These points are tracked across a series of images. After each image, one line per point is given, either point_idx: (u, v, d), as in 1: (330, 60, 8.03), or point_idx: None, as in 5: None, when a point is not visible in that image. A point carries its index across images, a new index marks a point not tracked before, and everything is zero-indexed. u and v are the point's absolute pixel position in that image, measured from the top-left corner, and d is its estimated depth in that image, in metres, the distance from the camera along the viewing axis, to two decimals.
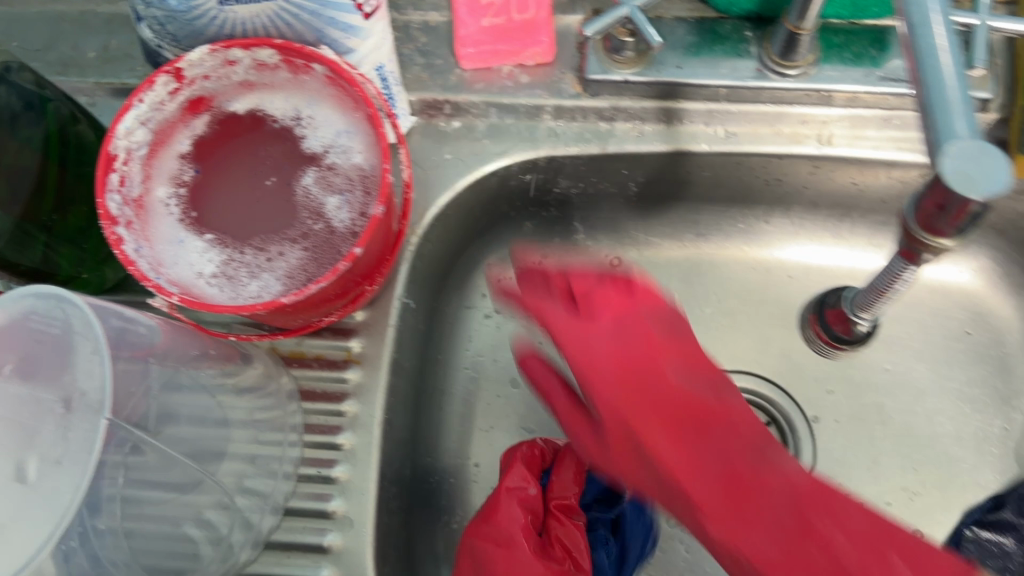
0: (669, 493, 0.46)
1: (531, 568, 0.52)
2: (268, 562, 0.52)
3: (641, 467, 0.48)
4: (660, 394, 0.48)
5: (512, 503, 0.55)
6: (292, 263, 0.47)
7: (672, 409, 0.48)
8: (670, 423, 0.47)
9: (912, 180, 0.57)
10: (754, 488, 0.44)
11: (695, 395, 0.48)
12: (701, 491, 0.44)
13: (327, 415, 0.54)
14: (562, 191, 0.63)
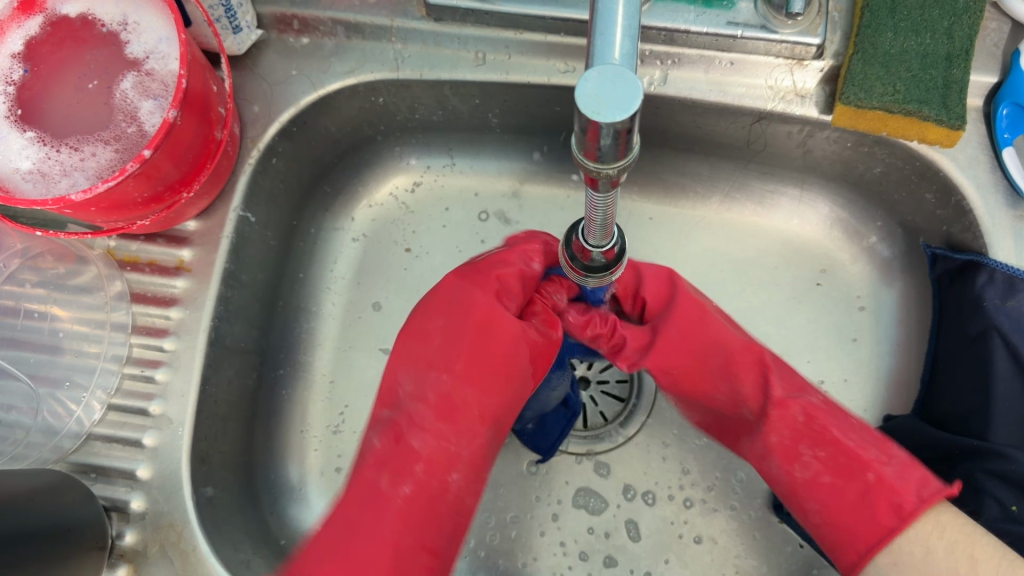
0: (433, 506, 0.45)
1: (509, 336, 0.49)
2: (89, 450, 0.54)
3: (481, 399, 0.48)
4: (501, 403, 0.48)
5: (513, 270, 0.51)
6: (102, 163, 0.49)
7: (506, 370, 0.48)
8: (489, 423, 0.48)
9: (751, 125, 0.58)
10: (449, 507, 0.46)
11: (520, 347, 0.49)
12: (470, 506, 0.47)
13: (157, 318, 0.56)
14: (424, 117, 0.64)
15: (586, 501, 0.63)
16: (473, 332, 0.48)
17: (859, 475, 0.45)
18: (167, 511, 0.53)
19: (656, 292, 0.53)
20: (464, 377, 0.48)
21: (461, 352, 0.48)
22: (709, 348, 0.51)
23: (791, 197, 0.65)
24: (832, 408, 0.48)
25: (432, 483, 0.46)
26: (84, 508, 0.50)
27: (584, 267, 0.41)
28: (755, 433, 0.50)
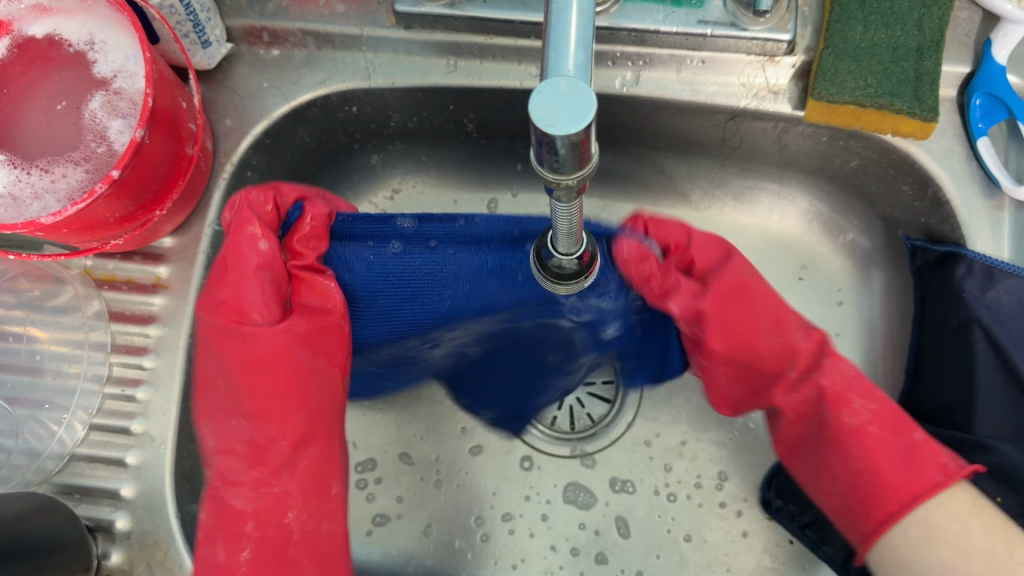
0: (277, 555, 0.45)
1: (276, 350, 0.46)
2: (73, 471, 0.54)
3: (284, 430, 0.46)
4: (288, 417, 0.46)
5: (246, 243, 0.48)
6: (73, 184, 0.49)
7: (287, 384, 0.46)
8: (280, 420, 0.46)
9: (725, 123, 0.58)
10: (306, 543, 0.46)
11: (288, 349, 0.46)
12: (329, 531, 0.47)
13: (135, 336, 0.56)
14: (399, 124, 0.63)
15: (575, 497, 0.63)
16: (261, 368, 0.46)
17: (906, 432, 0.46)
18: (152, 530, 0.53)
19: (708, 252, 0.51)
20: (258, 414, 0.46)
21: (247, 390, 0.46)
22: (739, 328, 0.49)
23: (770, 192, 0.65)
24: (853, 381, 0.49)
25: (269, 535, 0.46)
26: (68, 530, 0.50)
27: (556, 276, 0.41)
28: (793, 389, 0.49)
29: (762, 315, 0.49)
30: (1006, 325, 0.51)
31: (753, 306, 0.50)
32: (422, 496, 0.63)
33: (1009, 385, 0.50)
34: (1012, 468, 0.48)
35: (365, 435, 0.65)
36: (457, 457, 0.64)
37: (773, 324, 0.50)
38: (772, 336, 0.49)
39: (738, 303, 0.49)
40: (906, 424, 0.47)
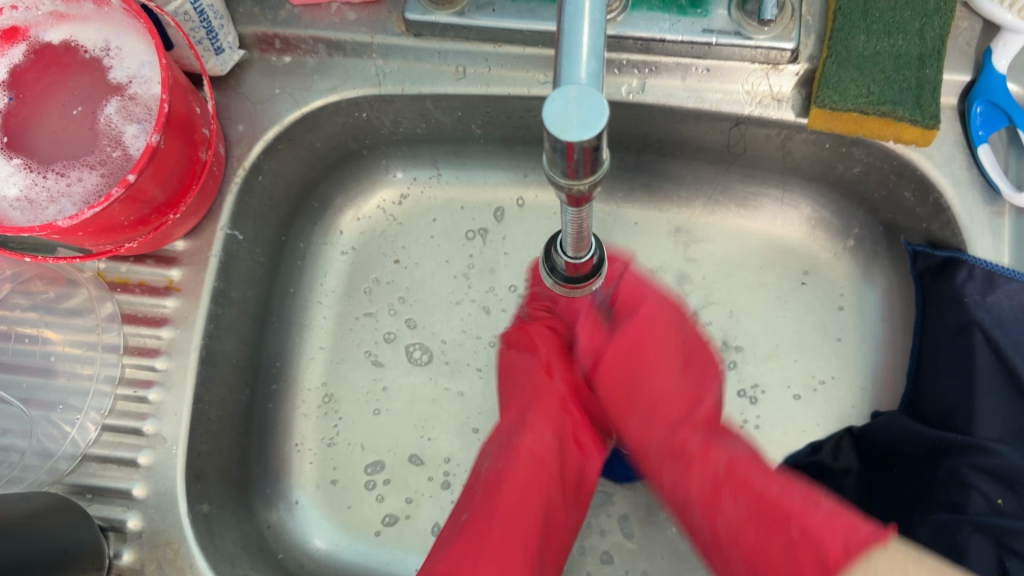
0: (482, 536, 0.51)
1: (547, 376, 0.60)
2: (84, 472, 0.54)
3: (540, 437, 0.57)
4: (543, 405, 0.58)
5: (180, 147, 0.51)
6: (89, 188, 0.50)
7: (550, 403, 0.58)
8: (555, 426, 0.57)
9: (730, 130, 0.58)
10: (491, 550, 0.50)
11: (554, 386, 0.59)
12: (508, 535, 0.51)
13: (147, 338, 0.56)
14: (408, 130, 0.64)
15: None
16: (527, 385, 0.60)
17: (784, 525, 0.44)
18: (164, 530, 0.54)
19: (627, 299, 0.60)
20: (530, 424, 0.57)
21: (535, 404, 0.58)
22: (644, 394, 0.57)
23: (774, 198, 0.65)
24: (746, 463, 0.48)
25: (479, 519, 0.52)
26: (81, 529, 0.51)
27: (566, 279, 0.42)
28: (676, 477, 0.51)
29: (641, 372, 0.58)
30: (1005, 329, 0.52)
31: (626, 353, 0.58)
32: (429, 497, 0.64)
33: (1010, 388, 0.51)
34: (1010, 470, 0.48)
35: (372, 437, 0.65)
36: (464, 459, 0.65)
37: (651, 370, 0.58)
38: (637, 394, 0.57)
39: (634, 358, 0.58)
40: (773, 514, 0.45)
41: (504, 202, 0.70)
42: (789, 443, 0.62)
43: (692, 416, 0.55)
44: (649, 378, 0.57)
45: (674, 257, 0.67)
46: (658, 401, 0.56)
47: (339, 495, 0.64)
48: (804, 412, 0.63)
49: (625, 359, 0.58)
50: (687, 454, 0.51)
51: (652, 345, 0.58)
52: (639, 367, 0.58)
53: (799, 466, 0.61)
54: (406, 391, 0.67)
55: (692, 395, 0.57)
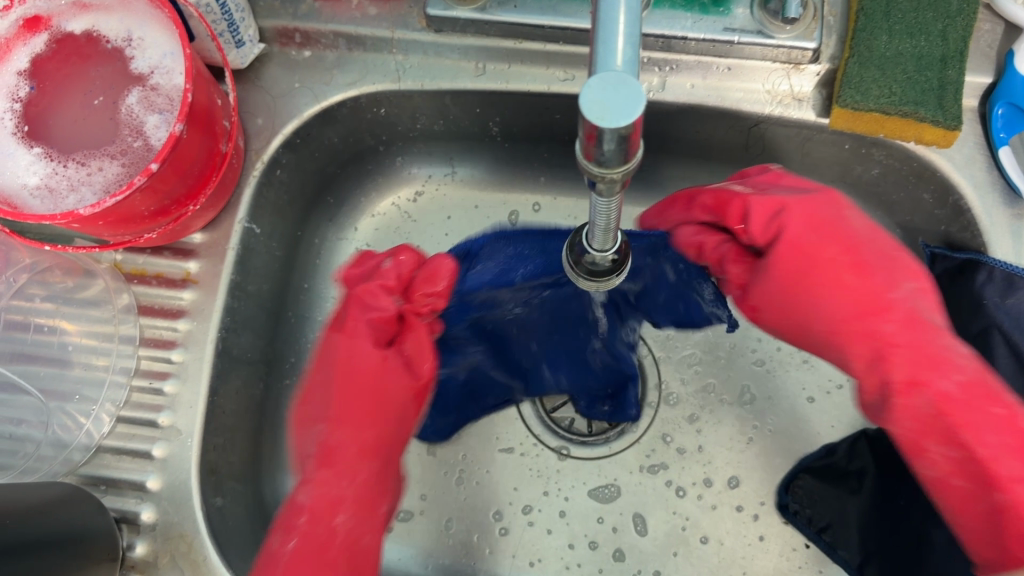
0: (322, 551, 0.44)
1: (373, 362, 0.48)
2: (98, 463, 0.54)
3: (352, 439, 0.47)
4: (384, 432, 0.48)
5: (200, 137, 0.51)
6: (109, 178, 0.50)
7: (373, 403, 0.48)
8: (376, 466, 0.48)
9: (749, 130, 0.58)
10: (346, 553, 0.45)
11: (385, 370, 0.48)
12: (368, 545, 0.47)
13: (164, 330, 0.56)
14: (425, 127, 0.64)
15: (595, 492, 0.63)
16: (359, 404, 0.47)
17: (990, 493, 0.42)
18: (177, 522, 0.53)
19: (764, 211, 0.49)
20: (339, 420, 0.47)
21: (336, 397, 0.48)
22: (819, 311, 0.47)
23: None
24: (969, 394, 0.43)
25: (317, 530, 0.45)
26: (96, 520, 0.51)
27: (588, 273, 0.42)
28: (876, 412, 0.46)
29: (838, 305, 0.46)
30: None
31: (815, 280, 0.47)
32: (442, 493, 0.64)
33: None
34: None
35: None
36: (477, 456, 0.65)
37: (862, 281, 0.46)
38: (822, 313, 0.47)
39: (803, 280, 0.47)
40: (981, 491, 0.42)
41: (518, 206, 0.70)
42: None
43: (925, 372, 0.44)
44: (830, 298, 0.47)
45: None
46: (847, 303, 0.46)
47: None
48: None
49: (788, 278, 0.47)
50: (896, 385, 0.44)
51: (844, 277, 0.46)
52: (813, 286, 0.47)
53: (815, 467, 0.62)
54: None
55: (886, 249, 0.47)
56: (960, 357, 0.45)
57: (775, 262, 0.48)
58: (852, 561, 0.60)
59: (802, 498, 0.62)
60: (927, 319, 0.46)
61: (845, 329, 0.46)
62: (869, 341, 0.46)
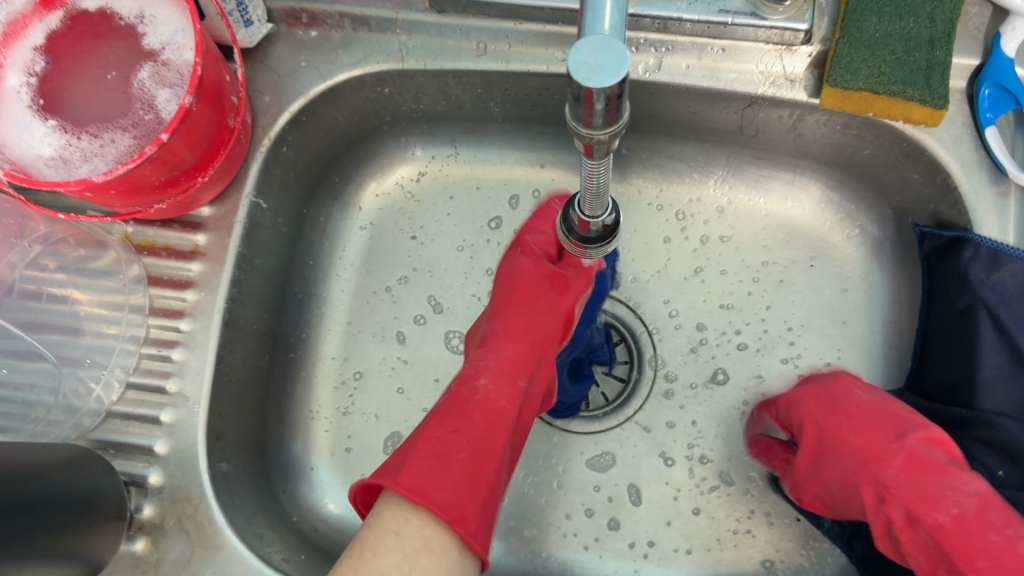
0: (431, 453, 0.46)
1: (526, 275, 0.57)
2: (108, 428, 0.56)
3: (483, 359, 0.53)
4: (531, 319, 0.56)
5: (209, 110, 0.53)
6: (122, 149, 0.52)
7: (538, 298, 0.56)
8: (526, 345, 0.55)
9: (743, 110, 0.60)
10: (443, 445, 0.47)
11: (542, 292, 0.56)
12: (503, 406, 0.50)
13: (172, 300, 0.58)
14: (428, 107, 0.66)
15: (593, 460, 0.65)
16: (522, 309, 0.56)
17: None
18: (184, 486, 0.55)
19: (819, 420, 0.58)
20: (503, 317, 0.56)
21: (511, 293, 0.57)
22: (840, 487, 0.56)
23: (785, 180, 0.67)
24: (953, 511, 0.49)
25: (433, 441, 0.47)
26: (105, 481, 0.53)
27: (582, 238, 0.43)
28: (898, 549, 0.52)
29: (884, 469, 0.53)
30: (1009, 306, 0.53)
31: (867, 428, 0.55)
32: None
33: (1013, 364, 0.53)
34: (1012, 444, 0.51)
35: (387, 407, 0.67)
36: None
37: (910, 459, 0.52)
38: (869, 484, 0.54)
39: (858, 467, 0.55)
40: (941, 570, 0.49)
41: (519, 191, 0.71)
42: None
43: (926, 502, 0.50)
44: (868, 463, 0.54)
45: None
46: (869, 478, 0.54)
47: (353, 463, 0.66)
48: None
49: (847, 468, 0.55)
50: (915, 500, 0.51)
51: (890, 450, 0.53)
52: (877, 465, 0.54)
53: None
54: (421, 363, 0.68)
55: (892, 416, 0.55)
56: (919, 449, 0.53)
57: (829, 442, 0.57)
58: (843, 533, 0.61)
59: None
60: (932, 461, 0.52)
61: (879, 463, 0.54)
62: (894, 491, 0.52)
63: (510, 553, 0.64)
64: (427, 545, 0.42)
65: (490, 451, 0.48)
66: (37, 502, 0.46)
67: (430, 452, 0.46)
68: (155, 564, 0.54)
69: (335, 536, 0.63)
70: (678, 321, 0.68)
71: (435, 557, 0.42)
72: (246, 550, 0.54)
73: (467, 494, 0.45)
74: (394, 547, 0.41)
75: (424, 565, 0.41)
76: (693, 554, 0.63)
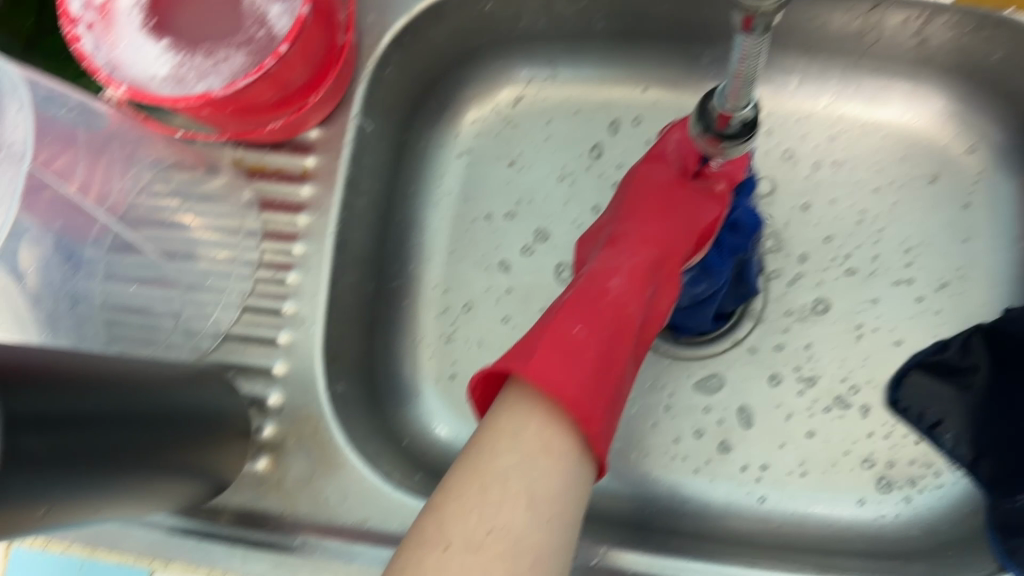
0: (559, 346, 0.45)
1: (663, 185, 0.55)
2: (225, 350, 0.57)
3: (621, 258, 0.51)
4: (669, 229, 0.52)
5: (321, 25, 0.52)
6: (236, 67, 0.51)
7: (666, 203, 0.54)
8: (658, 251, 0.52)
9: (867, 12, 0.58)
10: (571, 342, 0.45)
11: (677, 199, 0.54)
12: (632, 313, 0.48)
13: (284, 224, 0.59)
14: (529, 25, 0.65)
15: (701, 383, 0.65)
16: (655, 215, 0.53)
17: None
18: (303, 405, 0.56)
19: None
20: (634, 219, 0.54)
21: (644, 204, 0.54)
22: None
23: (903, 91, 0.64)
24: None
25: (562, 334, 0.45)
26: (228, 399, 0.53)
27: (719, 135, 0.41)
28: None
29: None
30: None
31: None
32: None
33: None
34: None
35: (491, 334, 0.67)
36: None
37: None
38: None
39: None
40: None
41: (620, 115, 0.69)
42: (914, 340, 0.62)
43: None
44: None
45: (800, 152, 0.66)
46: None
47: (460, 389, 0.66)
48: (931, 310, 0.63)
49: None
50: None
51: None
52: None
53: (928, 365, 0.61)
54: (525, 289, 0.67)
55: None
56: None
57: None
58: (966, 458, 0.59)
59: (914, 395, 0.61)
60: None
61: None
62: None
63: (619, 476, 0.63)
64: (546, 448, 0.41)
65: (618, 356, 0.47)
66: (166, 415, 0.47)
67: (558, 349, 0.44)
68: (277, 482, 0.55)
69: (445, 459, 0.63)
70: (791, 241, 0.65)
71: (555, 461, 0.41)
72: (365, 467, 0.55)
73: (595, 394, 0.44)
74: (512, 450, 0.41)
75: (542, 468, 0.41)
76: (809, 476, 0.62)
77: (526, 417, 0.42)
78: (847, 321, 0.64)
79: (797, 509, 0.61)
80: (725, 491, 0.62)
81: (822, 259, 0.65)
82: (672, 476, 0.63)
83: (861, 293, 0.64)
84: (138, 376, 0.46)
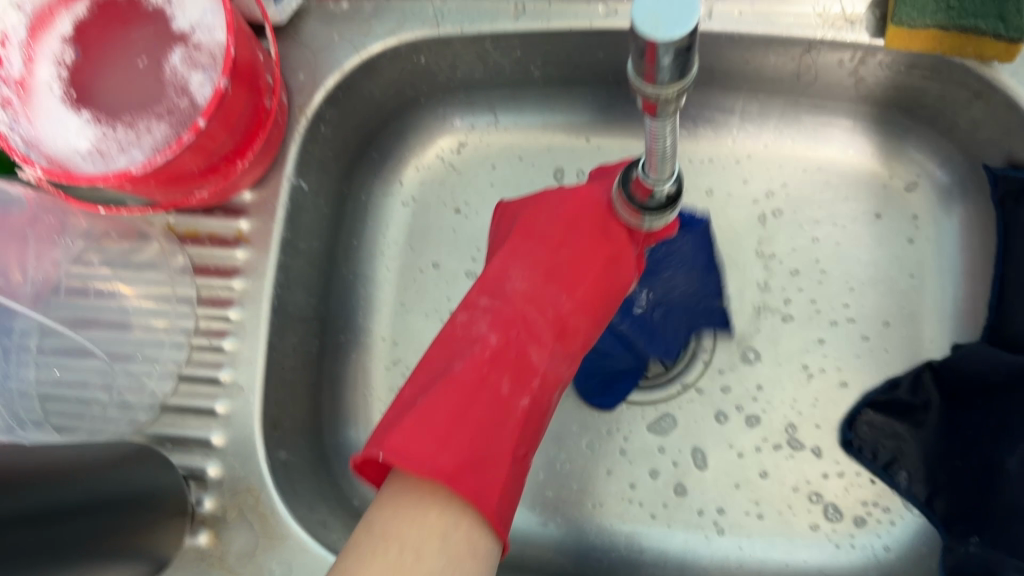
0: (471, 448, 0.44)
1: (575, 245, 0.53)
2: (165, 422, 0.55)
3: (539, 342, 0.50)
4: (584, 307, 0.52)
5: (244, 92, 0.51)
6: (158, 138, 0.50)
7: (581, 271, 0.52)
8: (574, 338, 0.52)
9: (800, 56, 0.57)
10: (486, 444, 0.45)
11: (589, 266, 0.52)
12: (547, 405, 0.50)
13: (220, 289, 0.57)
14: (466, 74, 0.63)
15: (654, 424, 0.64)
16: (569, 287, 0.52)
17: None
18: (243, 477, 0.54)
19: None
20: (545, 284, 0.52)
21: (549, 267, 0.53)
22: None
23: (845, 127, 0.64)
24: None
25: (475, 436, 0.45)
26: (164, 476, 0.52)
27: (641, 205, 0.41)
28: None
29: None
30: None
31: None
32: None
33: None
34: None
35: None
36: None
37: None
38: None
39: None
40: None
41: (564, 158, 0.69)
42: (866, 379, 0.62)
43: None
44: None
45: (743, 193, 0.66)
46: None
47: None
48: (882, 348, 0.62)
49: None
50: None
51: None
52: None
53: (878, 403, 0.61)
54: None
55: None
56: None
57: None
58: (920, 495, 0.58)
59: (867, 434, 0.60)
60: None
61: None
62: None
63: (575, 528, 0.62)
64: (473, 551, 0.41)
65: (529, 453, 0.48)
66: (105, 502, 0.45)
67: (473, 452, 0.44)
68: (220, 557, 0.54)
69: None
70: (738, 282, 0.65)
71: (480, 564, 0.40)
72: (310, 539, 0.53)
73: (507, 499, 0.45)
74: (439, 552, 0.39)
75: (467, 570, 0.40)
76: (767, 520, 0.61)
77: (457, 522, 0.41)
78: (798, 361, 0.63)
79: (755, 553, 0.60)
80: (683, 538, 0.61)
81: (772, 300, 0.64)
82: (630, 525, 0.62)
83: (811, 333, 0.63)
84: (69, 463, 0.45)
